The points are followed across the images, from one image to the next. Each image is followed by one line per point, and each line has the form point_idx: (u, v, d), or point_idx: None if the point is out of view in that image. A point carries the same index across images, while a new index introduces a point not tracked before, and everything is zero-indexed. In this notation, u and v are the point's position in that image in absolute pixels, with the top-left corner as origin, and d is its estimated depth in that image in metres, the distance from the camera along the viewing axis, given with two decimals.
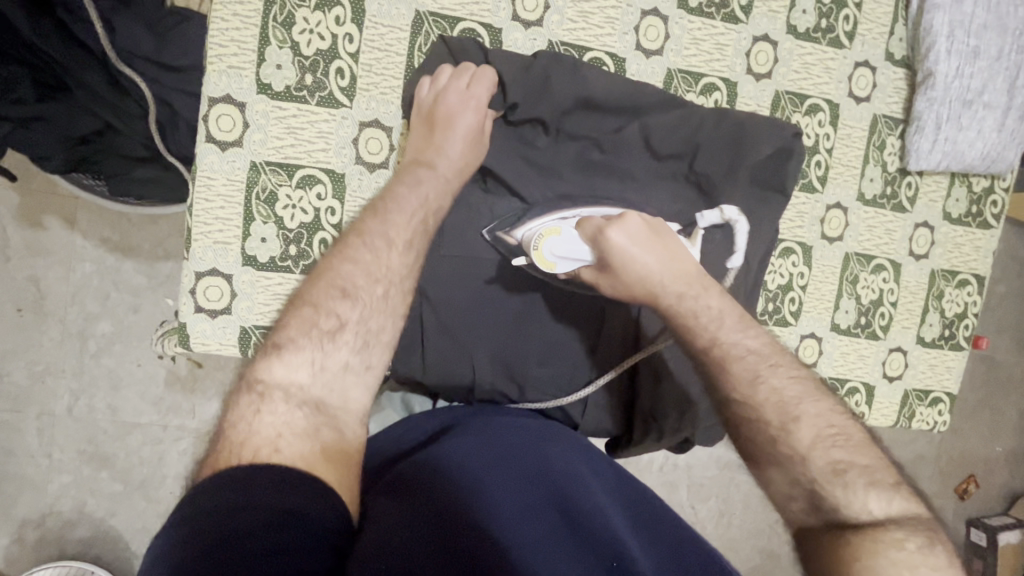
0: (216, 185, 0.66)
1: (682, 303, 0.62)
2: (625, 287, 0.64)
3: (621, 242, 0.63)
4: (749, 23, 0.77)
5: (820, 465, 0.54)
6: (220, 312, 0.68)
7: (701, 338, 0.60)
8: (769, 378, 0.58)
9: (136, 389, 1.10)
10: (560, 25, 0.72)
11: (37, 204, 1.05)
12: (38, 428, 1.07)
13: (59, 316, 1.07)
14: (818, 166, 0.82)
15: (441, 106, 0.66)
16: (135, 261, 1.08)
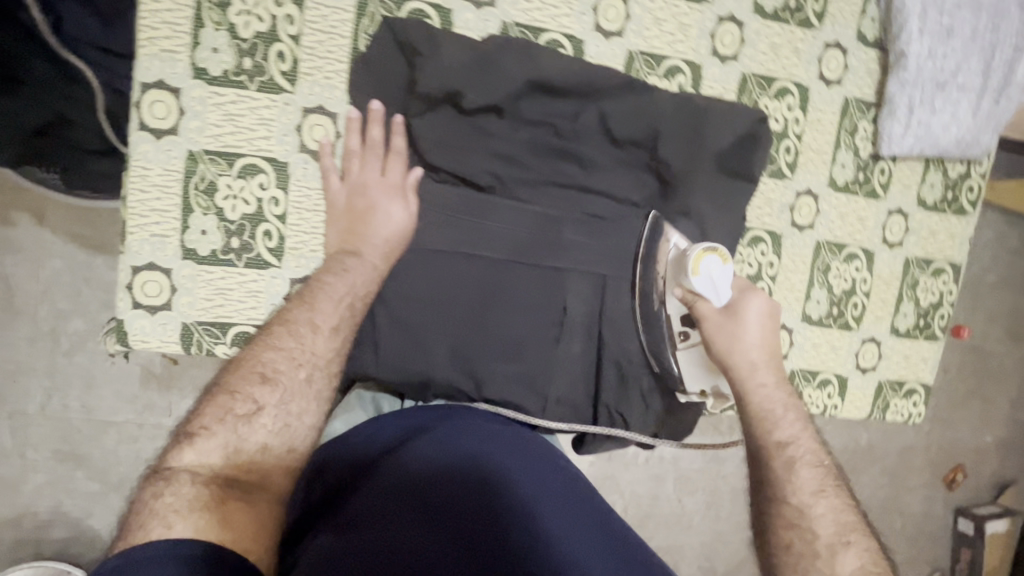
0: (151, 176, 0.63)
1: (772, 387, 0.68)
2: (731, 340, 0.69)
3: (750, 316, 0.70)
4: (713, 3, 0.74)
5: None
6: (160, 308, 0.65)
7: (781, 432, 0.64)
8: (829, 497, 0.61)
9: (111, 387, 1.07)
10: (514, 6, 0.69)
11: (2, 201, 1.02)
12: (9, 428, 1.04)
13: (29, 314, 1.04)
14: (788, 152, 0.79)
15: (367, 193, 0.66)
16: (103, 257, 1.06)
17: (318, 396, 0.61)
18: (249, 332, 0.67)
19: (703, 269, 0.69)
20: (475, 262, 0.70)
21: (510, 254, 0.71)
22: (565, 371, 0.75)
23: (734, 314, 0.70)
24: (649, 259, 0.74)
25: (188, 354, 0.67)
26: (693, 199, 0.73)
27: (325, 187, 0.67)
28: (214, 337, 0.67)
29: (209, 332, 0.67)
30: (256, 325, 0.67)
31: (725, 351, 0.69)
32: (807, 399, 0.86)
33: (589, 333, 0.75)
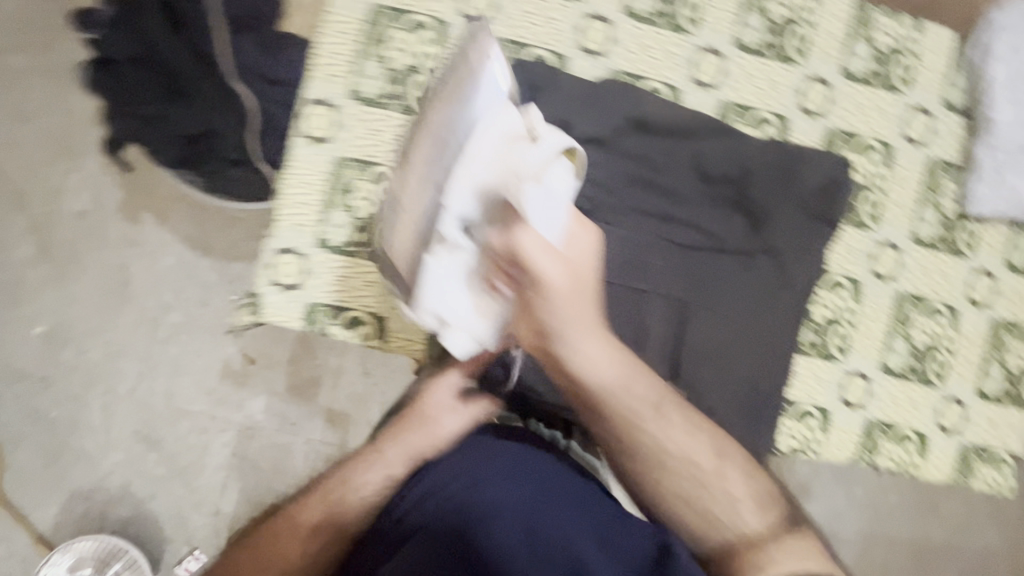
0: (306, 176, 0.75)
1: (602, 344, 0.58)
2: (581, 273, 0.55)
3: (582, 250, 0.58)
4: (804, 64, 0.81)
5: (749, 513, 0.62)
6: (292, 288, 0.75)
7: (636, 386, 0.60)
8: (694, 429, 0.63)
9: (191, 377, 1.13)
10: (622, 57, 0.78)
11: (137, 199, 1.16)
12: (101, 402, 1.11)
13: (140, 302, 1.14)
14: (869, 204, 0.83)
15: (422, 410, 0.72)
16: (209, 260, 1.17)
17: None
18: (363, 316, 0.76)
19: (549, 169, 0.55)
20: None
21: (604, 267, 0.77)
22: None
23: (574, 279, 0.54)
24: (435, 128, 0.59)
25: (307, 331, 0.76)
26: (777, 235, 0.77)
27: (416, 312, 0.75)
28: (332, 319, 0.75)
29: (328, 314, 0.76)
30: (369, 310, 0.76)
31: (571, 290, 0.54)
32: (884, 453, 0.85)
33: (667, 352, 0.79)
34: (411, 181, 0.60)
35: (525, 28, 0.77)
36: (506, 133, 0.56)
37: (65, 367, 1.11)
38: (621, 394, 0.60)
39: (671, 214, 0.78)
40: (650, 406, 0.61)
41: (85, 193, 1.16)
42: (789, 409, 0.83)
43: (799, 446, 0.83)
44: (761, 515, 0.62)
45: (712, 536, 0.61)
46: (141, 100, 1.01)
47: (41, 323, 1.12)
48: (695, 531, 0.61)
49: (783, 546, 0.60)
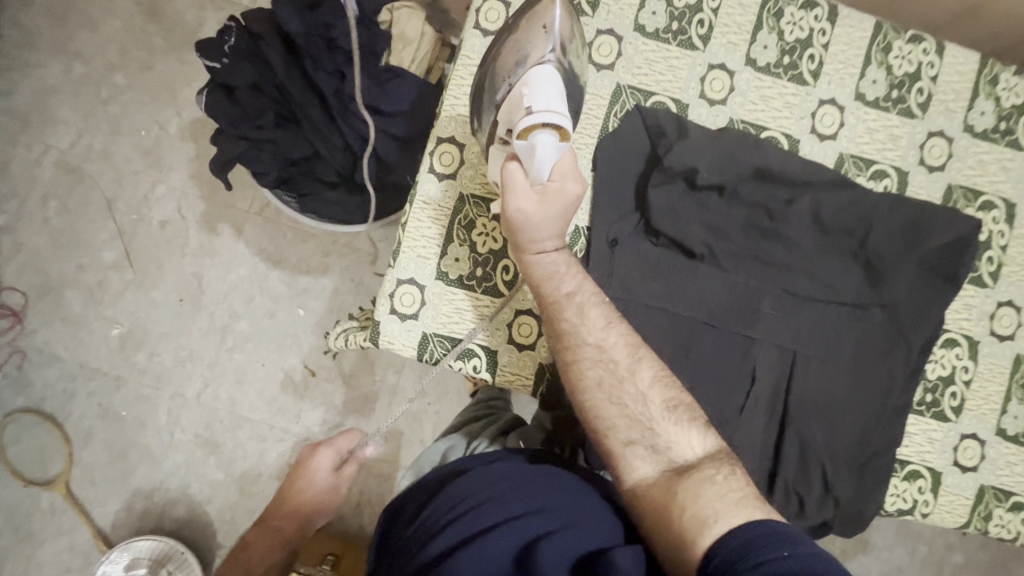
0: (431, 209, 0.77)
1: (556, 257, 0.68)
2: (550, 201, 0.64)
3: (562, 194, 0.64)
4: (924, 118, 0.81)
5: (657, 406, 0.66)
6: (409, 317, 0.77)
7: (564, 284, 0.68)
8: (617, 330, 0.68)
9: (255, 386, 1.26)
10: (742, 106, 0.79)
11: (217, 213, 1.28)
12: (169, 406, 1.25)
13: (210, 309, 1.27)
14: (990, 262, 0.81)
15: (306, 466, 1.04)
16: (279, 272, 1.28)
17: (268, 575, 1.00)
18: (476, 348, 0.77)
19: (535, 132, 0.61)
20: (685, 314, 0.77)
21: (717, 312, 0.77)
22: (750, 432, 0.78)
23: (535, 201, 0.63)
24: (515, 48, 0.70)
25: (419, 360, 0.77)
26: (897, 288, 0.76)
27: (512, 335, 0.78)
28: (446, 349, 0.77)
29: (442, 344, 0.77)
30: (481, 343, 0.77)
31: (529, 213, 0.63)
32: (998, 521, 0.81)
33: (775, 403, 0.79)
34: (487, 78, 0.72)
35: (649, 75, 0.79)
36: (533, 84, 0.64)
37: (138, 367, 1.25)
38: (545, 281, 0.69)
39: (787, 265, 0.78)
40: (580, 308, 0.68)
41: (170, 204, 1.28)
42: (899, 468, 0.80)
43: (907, 507, 0.80)
44: (668, 414, 0.66)
45: (630, 433, 0.66)
46: (251, 124, 1.08)
47: (119, 325, 1.26)
48: (614, 424, 0.67)
49: (702, 473, 0.63)
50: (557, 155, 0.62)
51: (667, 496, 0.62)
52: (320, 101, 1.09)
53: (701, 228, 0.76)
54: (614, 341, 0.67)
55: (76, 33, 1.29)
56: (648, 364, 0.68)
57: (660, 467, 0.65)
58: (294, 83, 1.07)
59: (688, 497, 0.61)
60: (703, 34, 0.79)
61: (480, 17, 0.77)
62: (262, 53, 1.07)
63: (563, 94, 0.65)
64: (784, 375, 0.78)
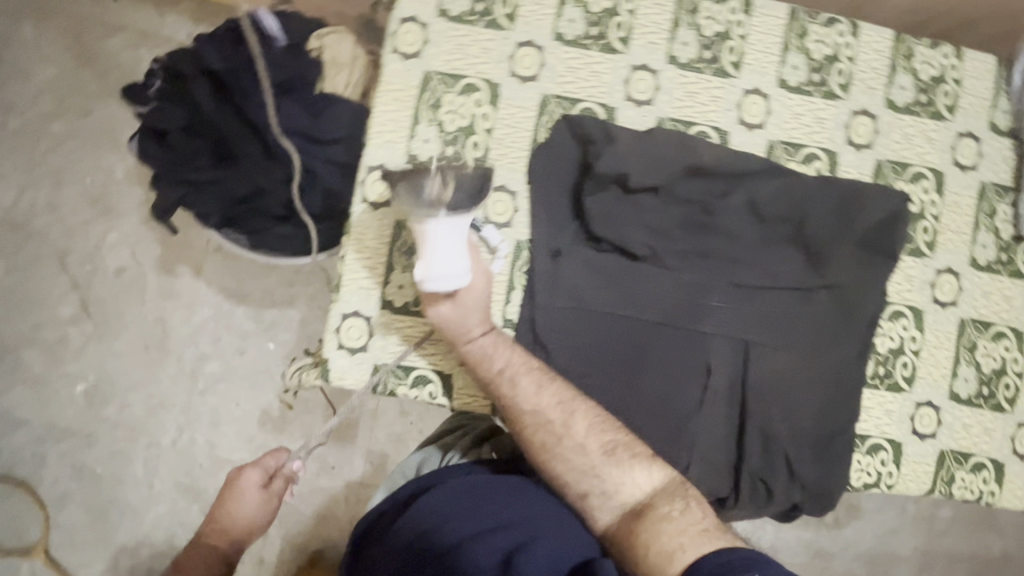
0: (369, 238, 0.76)
1: (485, 338, 0.73)
2: (463, 301, 0.71)
3: (472, 294, 0.71)
4: (847, 99, 0.82)
5: (597, 454, 0.71)
6: (358, 350, 0.76)
7: (496, 362, 0.73)
8: (550, 392, 0.73)
9: (232, 427, 1.23)
10: (668, 104, 0.80)
11: (174, 255, 1.25)
12: (145, 456, 1.21)
13: (177, 354, 1.23)
14: (926, 232, 0.82)
15: (236, 485, 0.94)
16: (245, 308, 1.25)
17: None
18: (429, 374, 0.76)
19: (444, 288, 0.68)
20: (637, 317, 0.78)
21: (668, 311, 0.78)
22: (711, 425, 0.78)
23: (451, 303, 0.71)
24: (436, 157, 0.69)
25: (374, 392, 0.76)
26: (838, 269, 0.77)
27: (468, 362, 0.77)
28: (399, 378, 0.76)
29: (394, 374, 0.76)
30: (434, 367, 0.77)
31: (450, 314, 0.71)
32: (961, 483, 0.83)
33: (733, 394, 0.79)
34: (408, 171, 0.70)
35: (573, 83, 0.78)
36: (427, 245, 0.65)
37: (108, 422, 1.22)
38: (477, 364, 0.73)
39: (730, 257, 0.78)
40: (511, 382, 0.72)
41: (124, 251, 1.25)
42: (860, 443, 0.82)
43: (873, 481, 0.82)
44: (608, 458, 0.71)
45: (581, 484, 0.71)
46: (189, 166, 1.06)
47: (85, 380, 1.22)
48: (566, 480, 0.71)
49: (655, 508, 0.67)
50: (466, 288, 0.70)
51: (632, 536, 0.67)
52: (256, 138, 1.06)
53: (641, 229, 0.77)
54: (547, 403, 0.72)
55: (6, 87, 1.25)
56: (582, 416, 0.72)
57: (619, 512, 0.69)
58: (228, 121, 1.05)
59: (647, 534, 0.66)
60: (622, 36, 0.79)
61: (397, 40, 0.76)
62: (192, 95, 1.05)
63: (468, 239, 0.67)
64: (740, 366, 0.79)
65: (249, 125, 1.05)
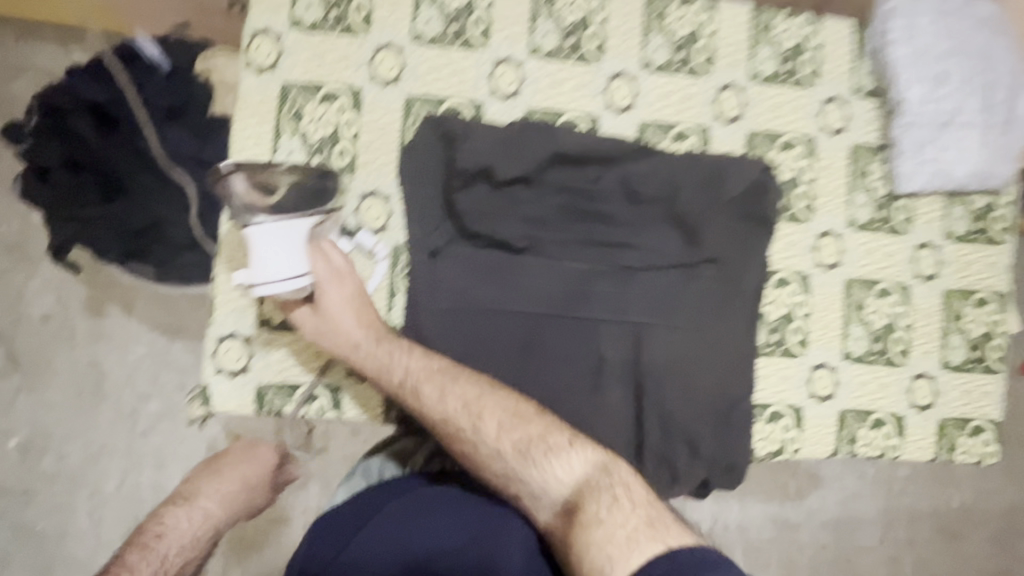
0: (240, 254, 0.74)
1: (378, 351, 0.70)
2: (331, 312, 0.70)
3: (332, 296, 0.69)
4: (712, 74, 0.83)
5: (510, 455, 0.63)
6: (239, 372, 0.74)
7: (395, 373, 0.69)
8: (452, 394, 0.67)
9: (178, 466, 1.14)
10: (535, 94, 0.80)
11: (100, 293, 1.12)
12: (89, 507, 1.09)
13: (114, 397, 1.11)
14: (803, 197, 0.84)
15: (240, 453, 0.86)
16: (181, 342, 1.15)
17: None
18: (316, 389, 0.75)
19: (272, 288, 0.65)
20: (524, 308, 0.77)
21: (552, 299, 0.77)
22: (608, 410, 0.78)
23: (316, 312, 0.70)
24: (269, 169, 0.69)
25: (260, 413, 0.75)
26: (714, 241, 0.78)
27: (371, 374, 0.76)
28: (284, 397, 0.75)
29: (280, 393, 0.75)
30: (321, 383, 0.76)
31: (326, 331, 0.71)
32: (864, 441, 0.84)
33: (628, 375, 0.79)
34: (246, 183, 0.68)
35: (437, 82, 0.78)
36: (253, 247, 0.65)
37: (46, 475, 1.10)
38: (379, 378, 0.70)
39: (609, 240, 0.78)
40: (412, 394, 0.68)
41: (49, 295, 1.12)
42: (760, 412, 0.83)
43: (777, 448, 0.82)
44: (521, 457, 0.63)
45: (512, 489, 0.63)
46: (76, 202, 1.01)
47: (17, 435, 1.09)
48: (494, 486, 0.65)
49: (580, 507, 0.58)
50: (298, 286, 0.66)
51: (567, 543, 0.58)
52: (147, 166, 1.02)
53: (516, 220, 0.76)
54: (451, 408, 0.67)
55: None
56: (488, 415, 0.66)
57: (554, 513, 0.61)
58: (114, 151, 1.01)
59: (575, 538, 0.56)
60: (481, 32, 0.79)
61: (250, 53, 0.75)
62: (71, 129, 1.01)
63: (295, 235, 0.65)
64: (631, 348, 0.78)
65: (139, 154, 1.02)
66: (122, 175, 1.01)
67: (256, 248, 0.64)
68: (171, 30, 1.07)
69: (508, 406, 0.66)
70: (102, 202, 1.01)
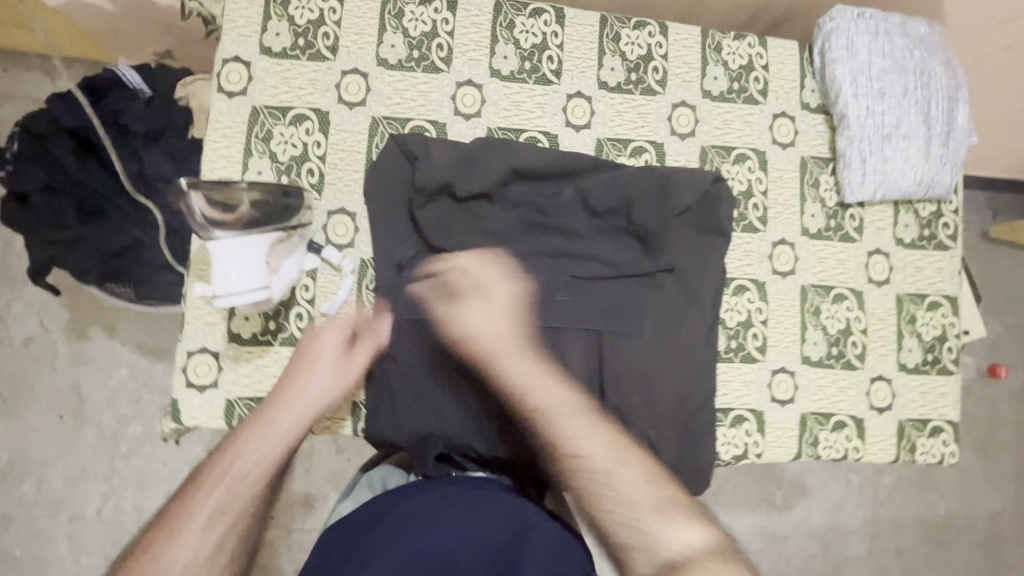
0: (210, 270, 0.76)
1: (529, 369, 0.73)
2: (494, 327, 0.74)
3: (457, 313, 0.74)
4: (665, 93, 0.87)
5: (643, 505, 0.66)
6: (208, 386, 0.76)
7: (548, 399, 0.71)
8: (599, 436, 0.70)
9: (159, 488, 1.17)
10: (496, 114, 0.83)
11: (84, 318, 1.20)
12: (69, 531, 1.14)
13: (95, 421, 1.18)
14: (756, 208, 0.87)
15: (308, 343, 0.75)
16: (161, 364, 1.20)
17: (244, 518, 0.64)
18: None
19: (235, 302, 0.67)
20: None
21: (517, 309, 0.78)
22: None
23: (441, 325, 0.75)
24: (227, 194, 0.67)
25: (229, 427, 0.76)
26: (670, 251, 0.81)
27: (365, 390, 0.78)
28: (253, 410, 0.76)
29: (249, 406, 0.76)
30: None
31: (467, 338, 0.74)
32: (826, 443, 0.86)
33: (592, 382, 0.80)
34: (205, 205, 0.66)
35: (401, 104, 0.82)
36: (214, 263, 0.67)
37: (26, 501, 1.14)
38: (528, 393, 0.72)
39: (569, 251, 0.81)
40: (556, 420, 0.70)
41: (32, 320, 1.19)
42: (723, 416, 0.84)
43: (740, 452, 0.84)
44: (654, 512, 0.65)
45: (624, 533, 0.65)
46: (55, 225, 1.03)
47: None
48: (608, 526, 0.66)
49: (696, 569, 0.60)
50: (260, 298, 0.68)
51: None
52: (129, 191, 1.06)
53: (479, 234, 0.79)
54: (594, 446, 0.69)
55: None
56: (629, 463, 0.69)
57: (659, 565, 0.62)
58: (96, 176, 1.05)
59: None
60: (444, 56, 0.83)
61: (221, 79, 0.78)
62: (52, 155, 1.03)
63: (257, 250, 0.67)
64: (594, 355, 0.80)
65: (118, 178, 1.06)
66: (102, 198, 1.05)
67: (217, 264, 0.66)
68: (152, 59, 1.15)
69: (640, 464, 0.69)
70: (81, 224, 1.04)
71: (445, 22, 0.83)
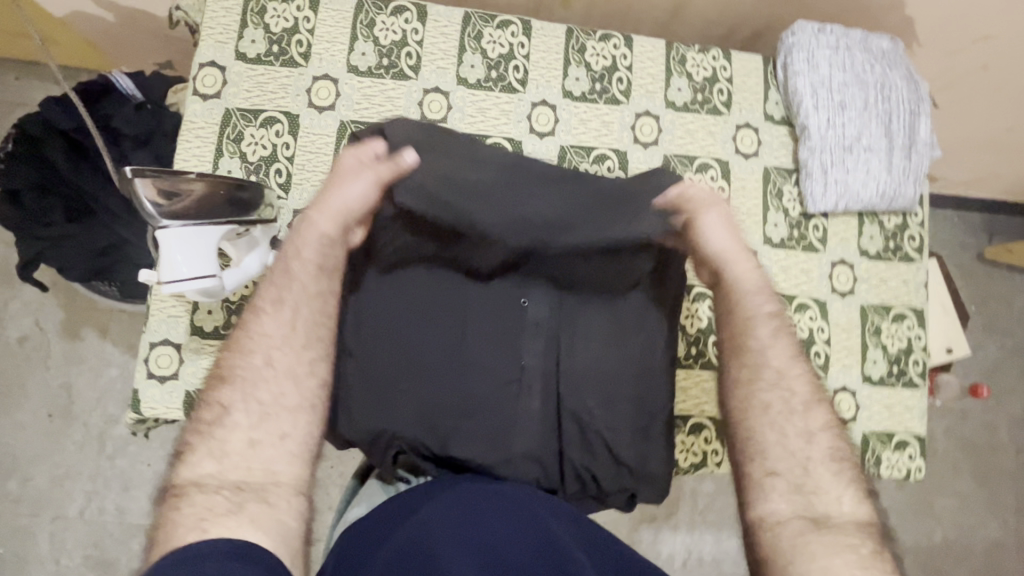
0: None
1: (757, 275, 0.75)
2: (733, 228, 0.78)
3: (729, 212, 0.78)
4: (629, 103, 0.89)
5: (814, 451, 0.64)
6: (169, 377, 0.77)
7: (761, 305, 0.73)
8: (796, 367, 0.69)
9: (143, 489, 1.18)
10: (462, 120, 0.86)
11: (77, 319, 1.23)
12: (52, 530, 1.15)
13: (82, 419, 1.20)
14: None
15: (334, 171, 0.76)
16: None
17: (287, 368, 0.65)
18: None
19: (180, 288, 0.69)
20: (457, 317, 0.77)
21: (478, 309, 0.78)
22: (528, 423, 0.75)
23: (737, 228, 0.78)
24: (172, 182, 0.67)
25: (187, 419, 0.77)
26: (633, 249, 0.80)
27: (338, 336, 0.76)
28: None
29: None
30: None
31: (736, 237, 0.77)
32: None
33: (549, 387, 0.77)
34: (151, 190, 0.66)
35: (369, 109, 0.85)
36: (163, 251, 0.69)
37: (11, 498, 1.16)
38: (748, 291, 0.74)
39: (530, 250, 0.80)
40: (756, 326, 0.72)
41: (27, 319, 1.22)
42: (682, 423, 0.87)
43: (700, 460, 0.87)
44: (824, 461, 0.63)
45: (776, 462, 0.63)
46: (41, 222, 1.05)
47: None
48: (764, 446, 0.65)
49: (838, 532, 0.58)
50: (205, 283, 0.70)
51: (797, 547, 0.57)
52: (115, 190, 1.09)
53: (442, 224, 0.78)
54: (788, 369, 0.69)
55: None
56: (814, 402, 0.67)
57: (802, 513, 0.60)
58: (84, 177, 1.07)
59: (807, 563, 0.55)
60: (413, 64, 0.86)
61: (197, 83, 0.82)
62: (46, 157, 1.06)
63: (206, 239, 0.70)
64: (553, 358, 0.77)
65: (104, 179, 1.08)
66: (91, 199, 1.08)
67: (164, 250, 0.68)
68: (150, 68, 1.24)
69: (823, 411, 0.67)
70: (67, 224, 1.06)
71: (414, 32, 0.86)
